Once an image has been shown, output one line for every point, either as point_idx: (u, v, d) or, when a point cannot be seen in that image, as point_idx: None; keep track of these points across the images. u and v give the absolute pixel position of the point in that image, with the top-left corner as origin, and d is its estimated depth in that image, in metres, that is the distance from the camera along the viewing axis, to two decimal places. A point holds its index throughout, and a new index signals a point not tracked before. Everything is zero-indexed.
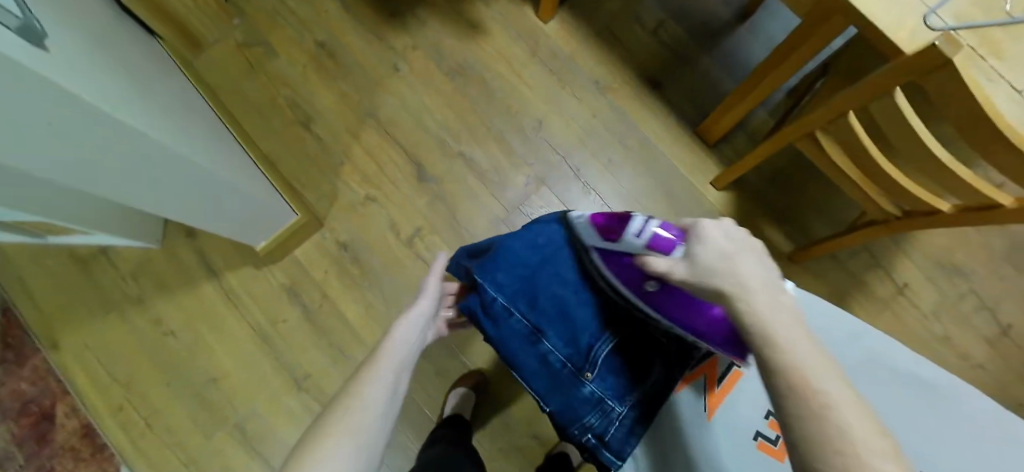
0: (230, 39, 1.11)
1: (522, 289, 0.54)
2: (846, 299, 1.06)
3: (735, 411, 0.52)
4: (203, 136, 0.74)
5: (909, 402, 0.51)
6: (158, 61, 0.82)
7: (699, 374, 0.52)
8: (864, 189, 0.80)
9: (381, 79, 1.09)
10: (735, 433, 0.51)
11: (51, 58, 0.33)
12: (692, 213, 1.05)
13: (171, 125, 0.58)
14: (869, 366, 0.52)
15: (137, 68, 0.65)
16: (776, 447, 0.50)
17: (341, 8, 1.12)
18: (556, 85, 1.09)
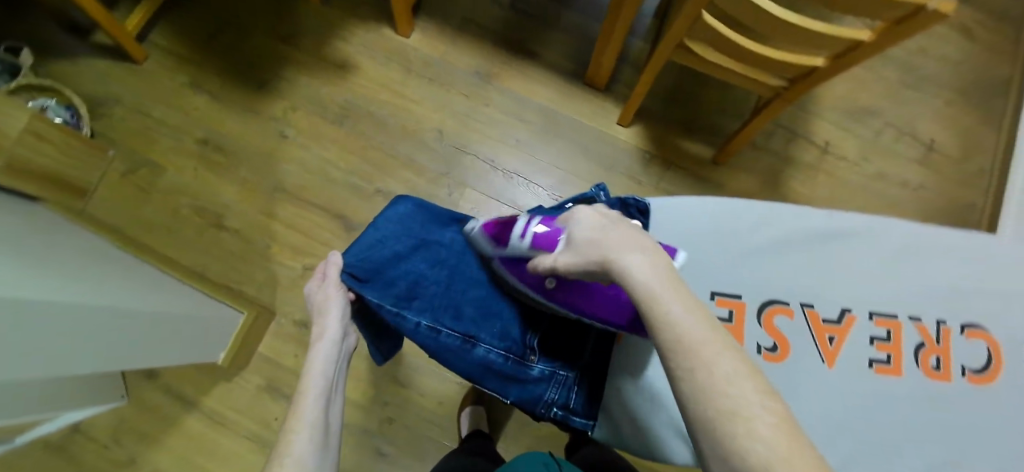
0: (112, 172, 1.09)
1: (444, 302, 0.55)
2: (783, 177, 1.09)
3: None
4: (116, 277, 0.75)
5: (830, 252, 0.54)
6: (50, 225, 0.82)
7: None
8: (745, 74, 0.84)
9: (274, 151, 1.08)
10: None
11: None
12: (612, 158, 1.07)
13: (70, 284, 0.58)
14: (789, 238, 0.54)
15: (23, 237, 0.66)
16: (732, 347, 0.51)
17: (209, 99, 1.10)
18: (442, 90, 1.10)
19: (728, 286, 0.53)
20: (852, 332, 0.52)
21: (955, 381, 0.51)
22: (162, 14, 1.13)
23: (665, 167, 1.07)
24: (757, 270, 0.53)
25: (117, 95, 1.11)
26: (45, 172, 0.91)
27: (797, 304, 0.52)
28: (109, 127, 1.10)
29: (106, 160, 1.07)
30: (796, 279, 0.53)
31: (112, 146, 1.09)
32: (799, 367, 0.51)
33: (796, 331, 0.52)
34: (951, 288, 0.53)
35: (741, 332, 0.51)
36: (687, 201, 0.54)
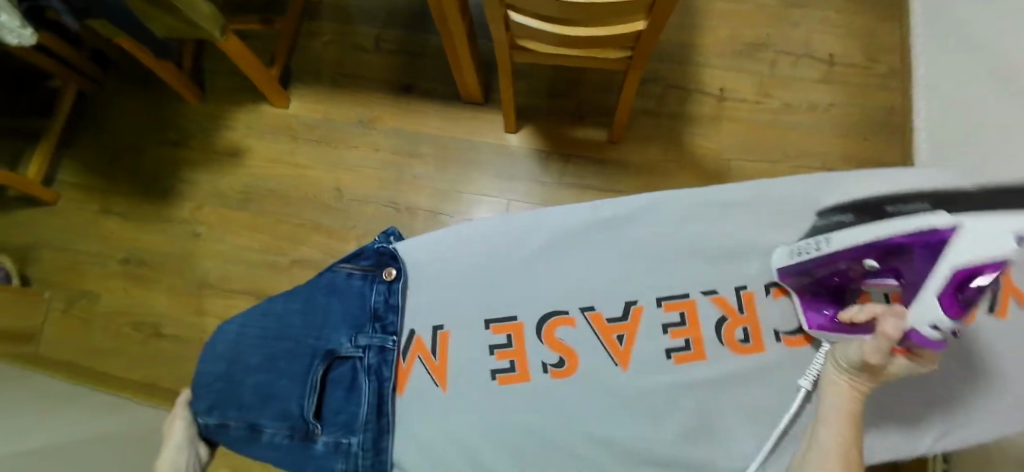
0: (54, 311, 1.13)
1: (226, 396, 0.47)
2: (685, 138, 1.06)
3: (465, 360, 0.50)
4: (56, 413, 0.80)
5: (601, 246, 0.53)
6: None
7: (413, 359, 0.50)
8: (596, 56, 0.83)
9: (193, 251, 1.10)
10: (470, 371, 0.49)
11: None
12: (511, 166, 1.06)
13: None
14: (554, 243, 0.53)
15: None
16: (516, 372, 0.50)
17: (123, 220, 1.14)
18: (331, 149, 1.10)
19: (503, 310, 0.51)
20: (641, 324, 0.51)
21: (767, 349, 0.52)
22: (62, 153, 1.17)
23: (563, 161, 1.05)
24: (533, 287, 0.52)
25: (40, 240, 1.15)
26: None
27: (577, 311, 0.52)
28: (39, 271, 1.14)
29: (43, 303, 1.11)
30: (574, 282, 0.52)
31: (47, 288, 1.13)
32: (588, 375, 0.50)
33: (582, 339, 0.51)
34: (712, 253, 0.53)
35: (523, 354, 0.50)
36: (449, 232, 0.54)
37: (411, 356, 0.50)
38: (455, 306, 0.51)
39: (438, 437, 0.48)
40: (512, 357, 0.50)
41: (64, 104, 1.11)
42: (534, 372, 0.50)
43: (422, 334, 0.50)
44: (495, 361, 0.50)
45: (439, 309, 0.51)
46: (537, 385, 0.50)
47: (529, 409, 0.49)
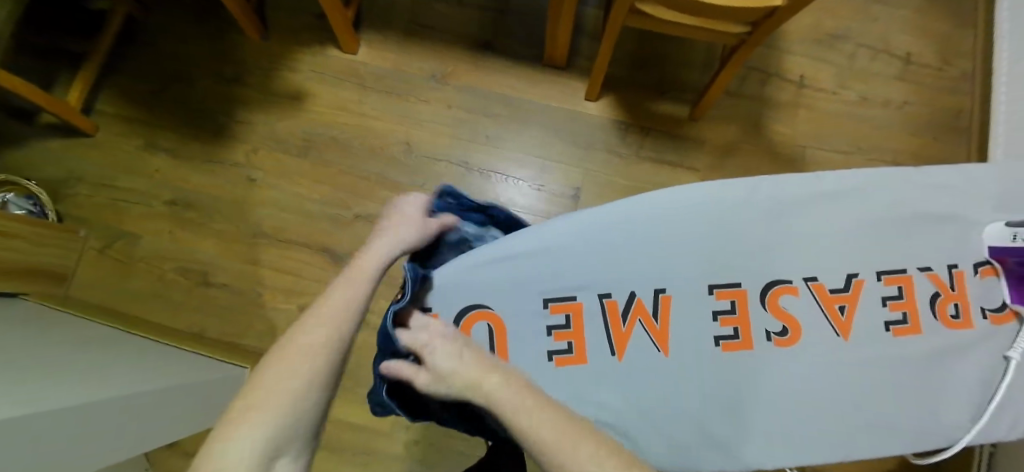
0: (89, 251, 1.07)
1: None
2: (763, 120, 1.06)
3: (685, 326, 0.52)
4: (123, 361, 0.75)
5: (790, 220, 0.54)
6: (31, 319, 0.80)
7: (632, 321, 0.52)
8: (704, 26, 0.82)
9: (247, 197, 1.05)
10: (692, 333, 0.51)
11: None
12: (588, 134, 1.04)
13: (50, 385, 0.55)
14: (691, 217, 0.53)
15: (23, 336, 0.67)
16: (740, 339, 0.52)
17: (170, 158, 1.07)
18: (403, 102, 1.06)
19: (726, 277, 0.52)
20: (799, 302, 0.52)
21: (977, 325, 0.53)
22: (105, 81, 1.09)
23: (643, 133, 1.04)
24: (758, 257, 0.53)
25: (78, 173, 1.09)
26: (27, 267, 0.90)
27: (800, 281, 0.53)
28: (75, 207, 1.08)
29: (80, 240, 1.05)
30: (760, 252, 0.53)
31: (83, 226, 1.06)
32: (813, 345, 0.52)
33: (804, 309, 0.52)
34: (878, 234, 0.54)
35: (747, 322, 0.52)
36: (640, 197, 0.53)
37: (631, 320, 0.51)
38: (678, 273, 0.52)
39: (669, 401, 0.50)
40: (736, 324, 0.52)
41: (111, 26, 1.02)
42: (759, 341, 0.52)
43: (641, 297, 0.52)
44: (719, 328, 0.52)
45: (662, 274, 0.52)
46: (763, 354, 0.51)
47: (758, 376, 0.51)
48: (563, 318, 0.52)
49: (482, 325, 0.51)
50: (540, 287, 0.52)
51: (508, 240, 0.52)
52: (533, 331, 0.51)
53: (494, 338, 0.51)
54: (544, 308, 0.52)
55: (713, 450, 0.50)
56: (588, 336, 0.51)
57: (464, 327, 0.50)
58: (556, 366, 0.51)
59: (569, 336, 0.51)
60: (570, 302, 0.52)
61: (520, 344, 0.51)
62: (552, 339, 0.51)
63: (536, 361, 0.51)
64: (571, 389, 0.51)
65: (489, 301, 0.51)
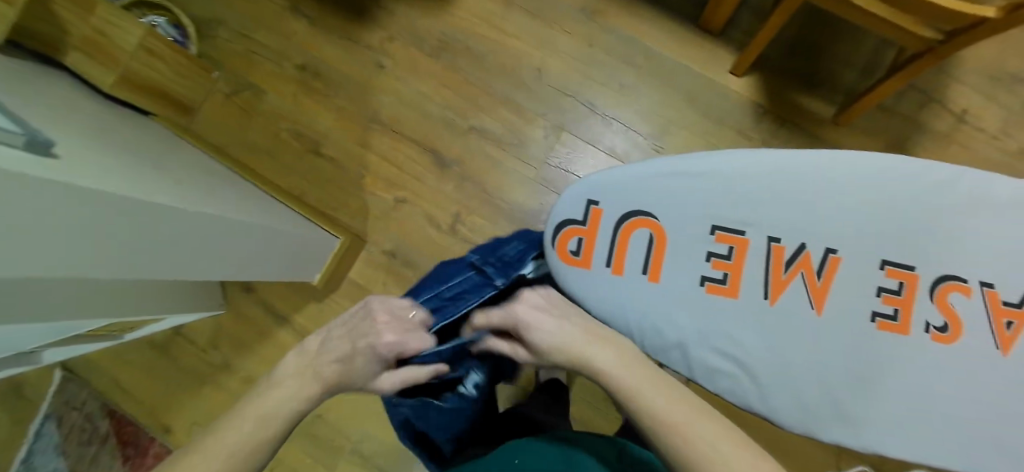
0: (218, 94, 1.12)
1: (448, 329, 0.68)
2: (907, 144, 1.00)
3: (846, 293, 0.54)
4: (211, 189, 0.78)
5: (985, 220, 0.53)
6: (151, 145, 0.84)
7: (795, 272, 0.54)
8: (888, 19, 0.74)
9: (372, 82, 1.07)
10: (850, 304, 0.54)
11: (61, 165, 0.41)
12: (721, 109, 1.00)
13: (161, 190, 0.57)
14: (882, 188, 0.54)
15: (128, 148, 0.72)
16: (897, 321, 0.53)
17: (309, 26, 1.10)
18: (546, 28, 1.04)
19: (902, 258, 0.54)
20: (969, 303, 0.52)
21: None
22: None
23: (780, 123, 1.00)
24: (937, 246, 0.53)
25: (220, 19, 1.13)
26: (155, 87, 0.96)
27: (975, 283, 0.53)
28: (212, 49, 1.12)
29: (211, 82, 1.10)
30: (942, 243, 0.53)
31: (217, 69, 1.12)
32: (969, 349, 0.52)
33: (971, 311, 0.52)
34: None
35: (909, 306, 0.53)
36: (842, 156, 0.56)
37: (794, 270, 0.54)
38: (857, 238, 0.54)
39: (805, 351, 0.54)
40: (898, 305, 0.53)
41: None
42: (916, 329, 0.53)
43: (812, 252, 0.54)
44: (880, 304, 0.53)
45: (838, 236, 0.54)
46: (916, 342, 0.53)
47: (901, 360, 0.53)
48: (726, 248, 0.56)
49: (642, 231, 0.58)
50: (710, 215, 0.57)
51: (688, 166, 0.58)
52: (694, 254, 0.57)
53: (651, 245, 0.58)
54: (710, 235, 0.57)
55: (833, 417, 0.54)
56: (747, 272, 0.55)
57: (626, 229, 0.58)
58: (706, 291, 0.56)
59: (726, 267, 0.56)
60: (738, 237, 0.56)
61: (676, 263, 0.57)
62: (709, 266, 0.56)
63: (691, 283, 0.56)
64: (713, 317, 0.56)
65: (658, 213, 0.58)
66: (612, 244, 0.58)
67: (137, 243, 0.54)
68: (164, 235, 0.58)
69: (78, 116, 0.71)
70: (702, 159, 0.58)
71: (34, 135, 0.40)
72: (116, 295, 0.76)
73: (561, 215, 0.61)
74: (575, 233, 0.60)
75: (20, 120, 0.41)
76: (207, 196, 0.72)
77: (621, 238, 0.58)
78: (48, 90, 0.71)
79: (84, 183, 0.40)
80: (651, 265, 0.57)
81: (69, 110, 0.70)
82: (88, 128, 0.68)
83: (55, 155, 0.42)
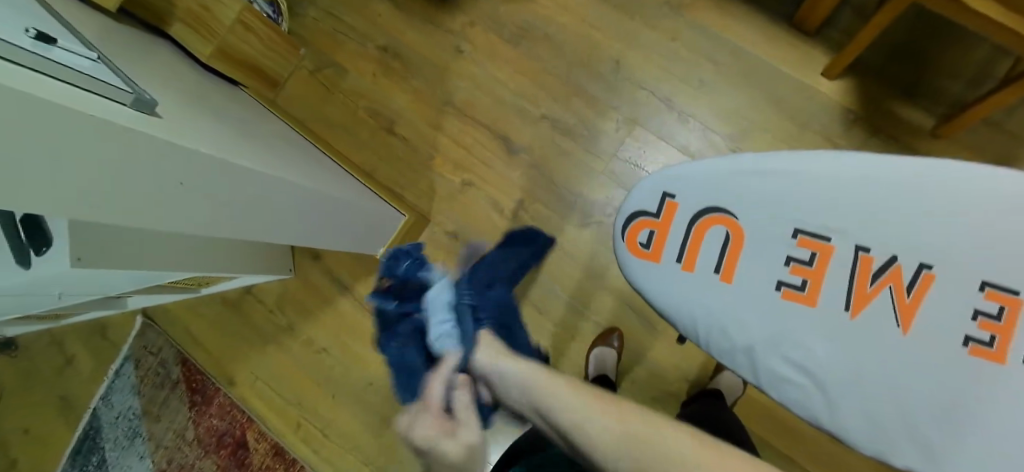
0: (303, 69, 1.18)
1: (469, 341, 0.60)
2: (1018, 164, 0.91)
3: (940, 314, 0.47)
4: (286, 156, 0.82)
5: None
6: (243, 115, 0.90)
7: (882, 286, 0.48)
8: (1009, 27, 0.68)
9: (449, 65, 1.09)
10: (943, 327, 0.46)
11: (159, 122, 0.44)
12: (807, 113, 0.95)
13: (248, 158, 0.60)
14: (989, 201, 0.47)
15: (222, 117, 0.77)
16: (995, 351, 0.45)
17: (393, 8, 1.13)
18: (628, 20, 1.02)
19: (1009, 278, 0.46)
20: None
21: None
22: None
23: (871, 131, 0.94)
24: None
25: None
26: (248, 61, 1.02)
27: None
28: (302, 27, 1.18)
29: (298, 58, 1.15)
30: None
31: (304, 45, 1.17)
32: None
33: None
34: None
35: (1012, 336, 0.45)
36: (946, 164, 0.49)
37: (881, 283, 0.48)
38: (953, 252, 0.47)
39: (881, 374, 0.47)
40: (997, 333, 0.45)
41: None
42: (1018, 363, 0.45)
43: (902, 265, 0.48)
44: (975, 329, 0.46)
45: (934, 248, 0.48)
46: (1014, 377, 0.45)
47: (990, 397, 0.45)
48: (808, 254, 0.50)
49: (718, 229, 0.53)
50: (792, 217, 0.51)
51: (772, 166, 0.52)
52: (768, 256, 0.51)
53: (725, 246, 0.52)
54: (792, 237, 0.51)
55: (910, 441, 0.47)
56: (830, 281, 0.49)
57: (701, 225, 0.53)
58: (781, 296, 0.50)
59: (806, 273, 0.50)
60: (824, 243, 0.50)
61: (751, 264, 0.52)
62: (788, 270, 0.51)
63: (756, 286, 0.51)
64: (783, 324, 0.50)
65: (733, 211, 0.53)
66: (685, 238, 0.53)
67: (222, 199, 0.58)
68: (244, 194, 0.61)
69: (178, 82, 0.76)
70: (786, 159, 0.52)
71: (141, 93, 0.44)
72: (197, 251, 0.82)
73: (633, 205, 0.56)
74: (645, 224, 0.55)
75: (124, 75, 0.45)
76: (285, 163, 0.76)
77: (697, 234, 0.53)
78: (154, 59, 0.76)
79: (175, 141, 0.44)
80: (724, 265, 0.52)
81: (171, 76, 0.76)
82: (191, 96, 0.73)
83: (157, 113, 0.45)
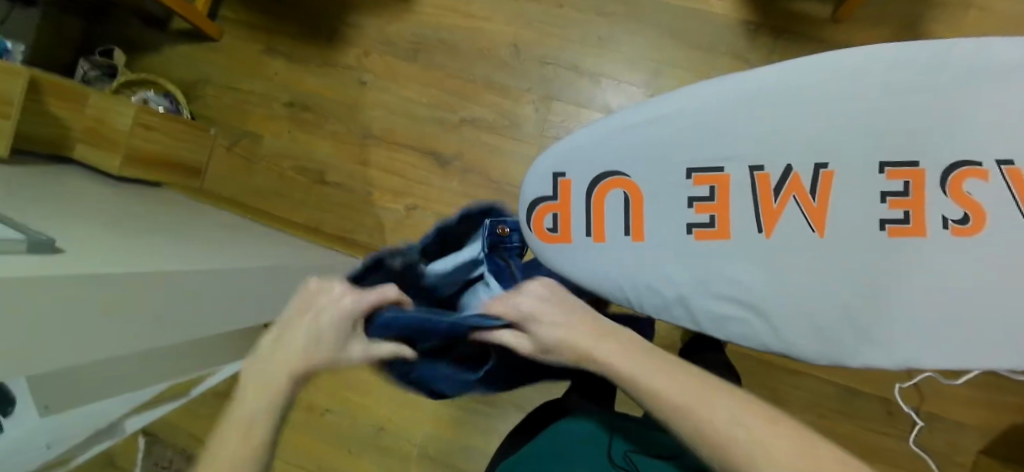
0: (219, 149, 1.16)
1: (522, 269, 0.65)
2: (917, 22, 0.92)
3: (850, 207, 0.46)
4: (219, 243, 0.80)
5: (1002, 93, 0.43)
6: (165, 213, 0.88)
7: (788, 198, 0.47)
8: None
9: (357, 100, 1.08)
10: (852, 219, 0.46)
11: (64, 259, 0.46)
12: (709, 37, 0.95)
13: (168, 260, 0.59)
14: (866, 83, 0.45)
15: (134, 223, 0.74)
16: (911, 224, 0.45)
17: (286, 61, 1.12)
18: (513, 2, 1.02)
19: (902, 152, 0.45)
20: (990, 188, 0.43)
21: None
22: None
23: (773, 35, 0.94)
24: (951, 126, 0.44)
25: (205, 77, 1.16)
26: (156, 159, 1.01)
27: (991, 163, 0.43)
28: (206, 108, 1.16)
29: (210, 139, 1.14)
30: (949, 129, 0.44)
31: (212, 124, 1.16)
32: (999, 240, 0.43)
33: (994, 195, 0.43)
34: None
35: (921, 205, 0.44)
36: (811, 60, 0.47)
37: (784, 196, 0.47)
38: (846, 144, 0.46)
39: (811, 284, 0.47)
40: (907, 207, 0.45)
41: None
42: (934, 229, 0.44)
43: (799, 173, 0.47)
44: (886, 210, 0.45)
45: (826, 145, 0.46)
46: (933, 245, 0.44)
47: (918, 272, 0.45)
48: (708, 190, 0.50)
49: (618, 192, 0.52)
50: (681, 157, 0.50)
51: (654, 113, 0.51)
52: (671, 203, 0.51)
53: (628, 205, 0.52)
54: (686, 180, 0.50)
55: (864, 341, 0.46)
56: (735, 209, 0.49)
57: (598, 195, 0.53)
58: (695, 239, 0.50)
59: (711, 209, 0.50)
60: (717, 175, 0.49)
61: (657, 216, 0.52)
62: (692, 212, 0.50)
63: (670, 235, 0.51)
64: (705, 263, 0.50)
65: (628, 171, 0.52)
66: (587, 211, 0.54)
67: (158, 312, 0.55)
68: (180, 296, 0.59)
69: (76, 202, 0.74)
70: (663, 103, 0.51)
71: (36, 237, 0.45)
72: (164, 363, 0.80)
73: (531, 194, 0.55)
74: (548, 210, 0.55)
75: (20, 227, 0.47)
76: (210, 249, 0.74)
77: (596, 203, 0.53)
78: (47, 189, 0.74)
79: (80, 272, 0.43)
80: (632, 226, 0.52)
81: (66, 199, 0.73)
82: (93, 213, 0.72)
83: (59, 248, 0.47)
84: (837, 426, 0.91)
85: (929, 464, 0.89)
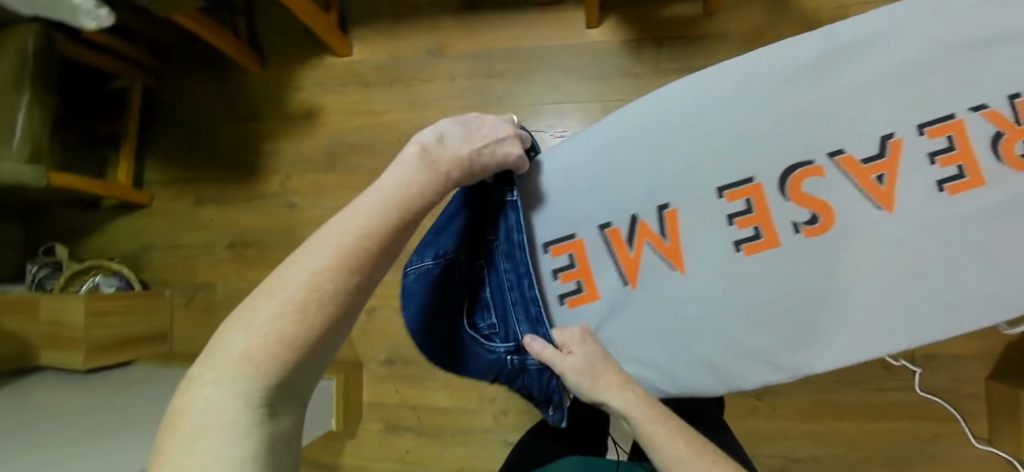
0: (178, 307, 1.16)
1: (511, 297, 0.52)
2: None
3: (699, 239, 0.48)
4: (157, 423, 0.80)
5: (790, 93, 0.46)
6: (136, 407, 0.89)
7: (642, 245, 0.50)
8: None
9: (291, 222, 1.09)
10: (704, 248, 0.48)
11: None
12: (598, 66, 0.97)
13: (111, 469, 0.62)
14: (670, 122, 0.49)
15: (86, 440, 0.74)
16: (763, 238, 0.46)
17: (217, 206, 1.14)
18: (408, 88, 1.04)
19: (732, 174, 0.47)
20: (823, 184, 0.45)
21: None
22: (146, 155, 1.18)
23: (656, 45, 0.96)
24: (761, 137, 0.46)
25: (148, 242, 1.18)
26: (116, 341, 1.02)
27: (823, 158, 0.45)
28: (155, 272, 1.18)
29: (166, 300, 1.15)
30: (760, 138, 0.46)
31: (166, 287, 1.17)
32: (846, 230, 0.43)
33: (832, 190, 0.44)
34: (915, 68, 0.42)
35: (767, 218, 0.46)
36: (613, 119, 0.52)
37: (637, 244, 0.50)
38: (676, 184, 0.49)
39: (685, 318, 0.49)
40: (755, 223, 0.46)
41: (132, 103, 1.08)
42: (786, 236, 0.45)
43: (643, 220, 0.50)
44: (737, 232, 0.47)
45: (661, 188, 0.49)
46: (788, 252, 0.45)
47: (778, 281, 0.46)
48: (567, 259, 0.53)
49: None
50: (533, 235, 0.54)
51: None
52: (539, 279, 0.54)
53: None
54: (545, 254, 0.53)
55: (751, 362, 0.47)
56: (596, 271, 0.52)
57: None
58: (569, 307, 0.53)
59: (575, 275, 0.53)
60: (570, 242, 0.53)
61: None
62: (560, 283, 0.53)
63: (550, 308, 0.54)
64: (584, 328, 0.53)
65: None
66: None
67: None
68: None
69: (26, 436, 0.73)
70: None
71: None
72: None
73: None
74: None
75: None
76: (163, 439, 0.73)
77: None
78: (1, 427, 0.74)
79: None
80: None
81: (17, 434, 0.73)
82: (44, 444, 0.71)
83: None
84: (847, 398, 0.88)
85: (949, 409, 0.85)
